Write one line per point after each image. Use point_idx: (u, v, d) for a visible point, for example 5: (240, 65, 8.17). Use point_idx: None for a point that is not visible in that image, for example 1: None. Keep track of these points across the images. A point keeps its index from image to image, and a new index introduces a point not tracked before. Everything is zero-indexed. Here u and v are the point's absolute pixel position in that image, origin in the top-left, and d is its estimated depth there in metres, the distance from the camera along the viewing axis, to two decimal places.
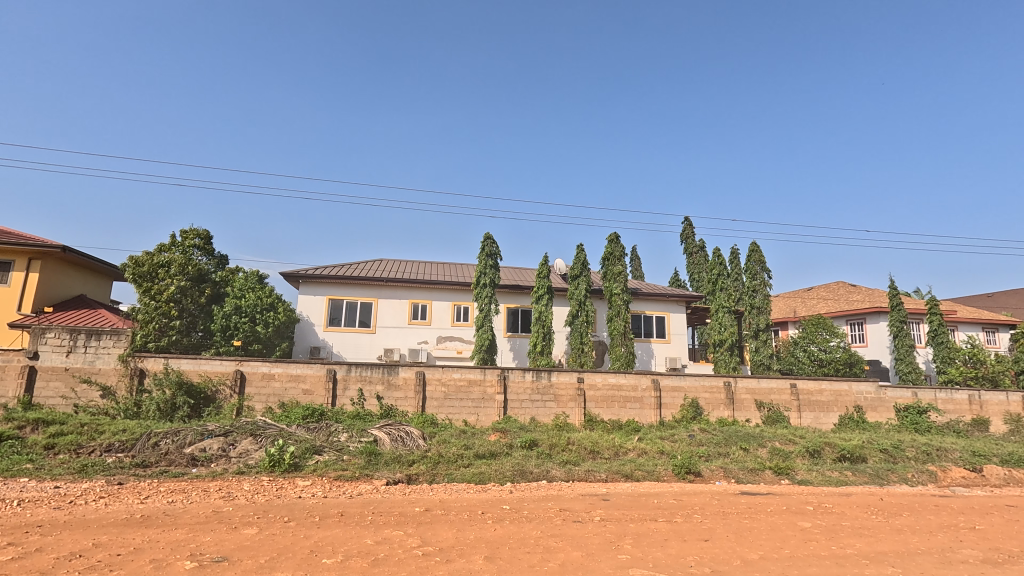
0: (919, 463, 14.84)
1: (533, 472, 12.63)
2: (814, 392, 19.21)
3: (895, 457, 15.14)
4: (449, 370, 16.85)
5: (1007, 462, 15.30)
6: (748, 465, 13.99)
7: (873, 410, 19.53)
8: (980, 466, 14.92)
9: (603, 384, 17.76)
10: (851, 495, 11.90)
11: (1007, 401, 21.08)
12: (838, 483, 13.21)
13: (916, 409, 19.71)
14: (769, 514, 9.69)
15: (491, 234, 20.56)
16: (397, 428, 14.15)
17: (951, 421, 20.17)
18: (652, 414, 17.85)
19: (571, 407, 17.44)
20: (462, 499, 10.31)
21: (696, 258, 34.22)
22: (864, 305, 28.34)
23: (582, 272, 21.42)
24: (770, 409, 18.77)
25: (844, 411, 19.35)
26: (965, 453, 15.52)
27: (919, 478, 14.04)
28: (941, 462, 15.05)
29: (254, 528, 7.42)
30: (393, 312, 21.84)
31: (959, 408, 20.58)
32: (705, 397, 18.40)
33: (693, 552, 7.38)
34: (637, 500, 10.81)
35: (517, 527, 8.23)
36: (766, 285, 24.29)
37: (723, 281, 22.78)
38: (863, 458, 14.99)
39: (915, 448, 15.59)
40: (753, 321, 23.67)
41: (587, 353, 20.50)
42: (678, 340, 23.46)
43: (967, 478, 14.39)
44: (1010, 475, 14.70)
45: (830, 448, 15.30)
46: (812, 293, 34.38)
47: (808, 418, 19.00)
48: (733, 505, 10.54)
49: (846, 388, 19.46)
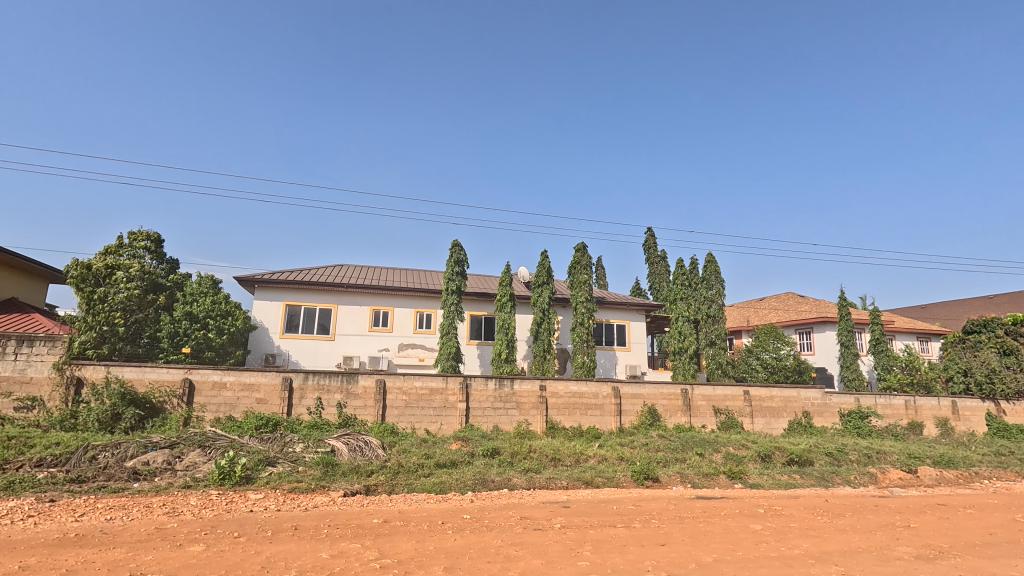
0: (861, 465, 15.66)
1: (495, 481, 12.57)
2: (766, 399, 19.98)
3: (839, 460, 15.93)
4: (411, 378, 16.61)
5: (940, 463, 16.32)
6: (703, 469, 14.39)
7: (819, 415, 20.50)
8: (915, 467, 15.84)
9: (565, 392, 17.92)
10: (799, 497, 12.43)
11: (938, 405, 22.53)
12: (787, 486, 13.77)
13: (858, 413, 20.86)
14: (722, 517, 10.00)
15: (459, 241, 20.44)
16: (356, 437, 13.82)
17: (890, 425, 21.34)
18: (612, 421, 18.13)
19: (533, 415, 17.51)
20: (421, 509, 10.14)
21: (656, 268, 35.13)
22: (811, 315, 29.79)
23: (547, 281, 21.60)
24: (725, 415, 19.37)
25: (793, 416, 20.20)
26: (902, 456, 16.49)
27: (861, 479, 14.81)
28: (881, 464, 15.91)
29: (201, 545, 7.06)
30: (354, 319, 21.38)
31: (897, 412, 21.86)
32: (663, 404, 18.83)
33: (650, 556, 7.51)
34: (596, 507, 10.91)
35: (478, 537, 8.17)
36: (720, 296, 25.28)
37: (683, 291, 23.48)
38: (811, 461, 15.69)
39: (858, 451, 16.49)
40: (709, 331, 24.45)
41: (551, 360, 20.70)
42: (637, 348, 23.95)
43: (903, 478, 15.25)
44: (942, 475, 15.65)
45: (780, 453, 15.96)
46: (764, 303, 35.95)
47: (760, 423, 19.74)
48: (689, 509, 10.80)
49: (795, 395, 20.34)
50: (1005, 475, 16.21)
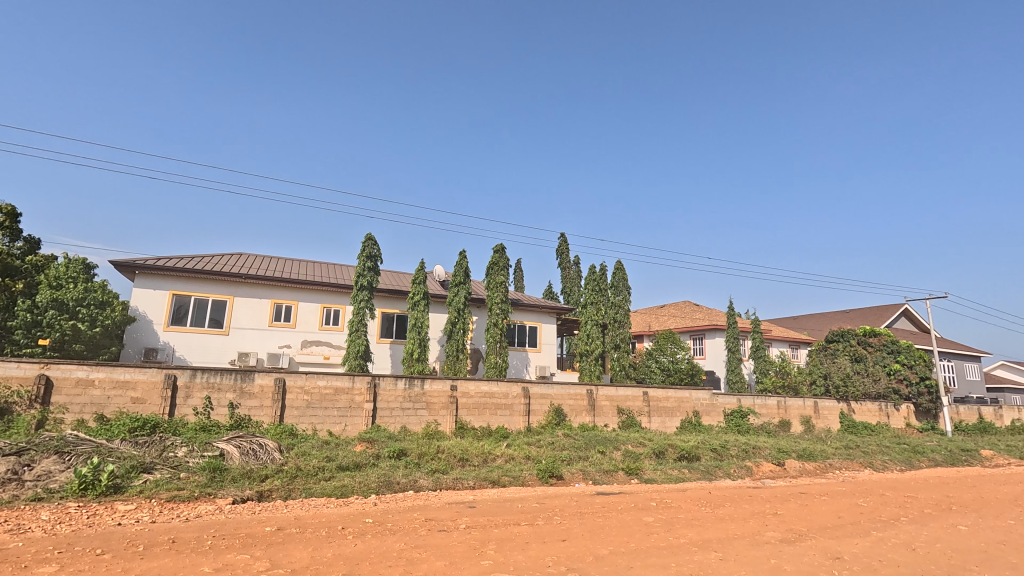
0: (739, 459, 17.36)
1: (400, 483, 12.28)
2: (662, 399, 21.44)
3: (722, 455, 17.51)
4: (314, 377, 15.76)
5: (802, 456, 18.52)
6: (603, 466, 15.12)
7: (707, 414, 22.39)
8: (783, 460, 17.86)
9: (476, 392, 17.97)
10: (687, 490, 13.49)
11: (804, 405, 25.55)
12: (677, 480, 14.88)
13: (738, 413, 23.10)
14: (618, 511, 10.58)
15: (372, 235, 19.71)
16: (250, 440, 12.84)
17: (765, 423, 23.83)
18: (520, 421, 18.48)
19: (442, 415, 17.36)
20: (320, 514, 9.65)
21: (568, 273, 36.39)
22: (704, 322, 32.47)
23: (464, 281, 21.53)
24: (625, 414, 20.51)
25: (685, 415, 21.86)
26: (773, 450, 18.50)
27: (739, 472, 16.40)
28: (755, 458, 17.73)
29: (53, 566, 6.17)
30: (252, 313, 19.87)
31: (770, 411, 24.45)
32: (570, 404, 19.53)
33: (551, 552, 7.76)
34: (501, 506, 11.07)
35: (380, 541, 7.94)
36: (627, 301, 26.82)
37: (593, 296, 24.56)
38: (698, 457, 17.10)
39: (737, 447, 18.24)
40: (614, 335, 25.64)
41: (463, 361, 20.67)
42: (548, 349, 24.62)
43: (773, 470, 17.11)
44: (804, 467, 17.77)
45: (672, 449, 17.21)
46: (664, 310, 38.58)
47: (656, 421, 21.13)
48: (588, 505, 11.30)
49: (687, 396, 22.03)
50: (852, 466, 18.77)
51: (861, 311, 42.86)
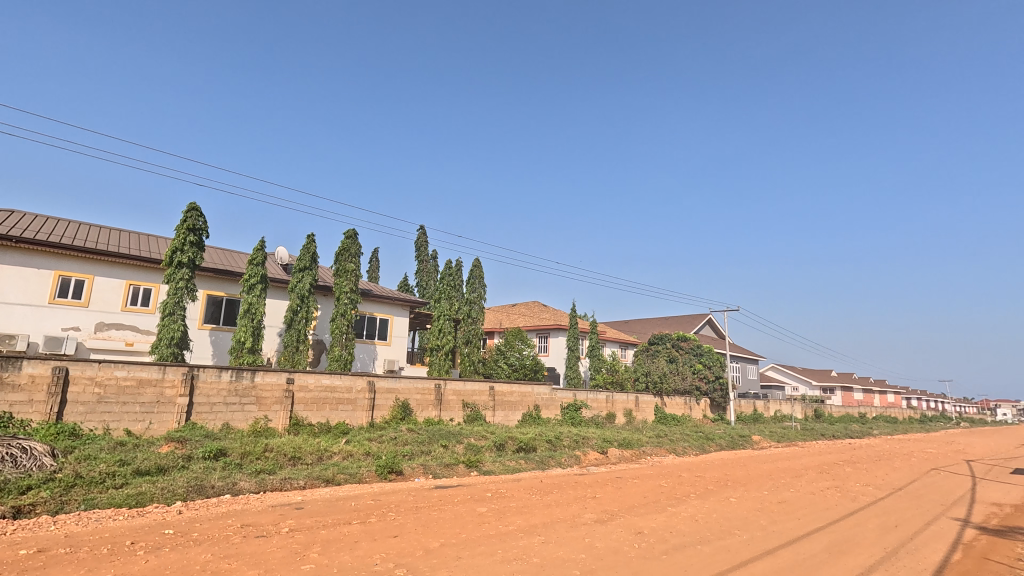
0: (570, 449, 18.89)
1: (215, 487, 10.93)
2: (506, 394, 22.38)
3: (556, 446, 18.89)
4: (110, 367, 13.28)
5: (622, 445, 20.82)
6: (445, 460, 15.25)
7: (546, 408, 23.96)
8: (606, 449, 19.89)
9: (315, 386, 16.79)
10: (521, 479, 14.27)
11: (627, 399, 28.80)
12: (513, 471, 15.63)
13: (573, 406, 25.11)
14: (454, 504, 10.75)
15: (198, 205, 17.19)
16: (7, 444, 10.29)
17: (595, 415, 26.29)
18: (363, 416, 17.74)
19: (274, 411, 15.89)
20: (103, 529, 8.13)
21: (425, 266, 36.02)
22: (549, 322, 34.70)
23: (310, 266, 19.95)
24: (471, 408, 20.95)
25: (526, 409, 23.10)
26: (598, 440, 20.50)
27: (569, 461, 17.83)
28: (583, 447, 19.46)
29: None
30: (24, 286, 16.01)
31: (600, 405, 27.06)
32: (416, 398, 19.34)
33: (380, 549, 7.57)
34: (333, 506, 10.49)
35: (180, 555, 6.96)
36: (481, 299, 27.42)
37: (447, 291, 24.64)
38: (534, 448, 18.20)
39: (569, 437, 19.83)
40: (466, 331, 25.82)
41: (303, 352, 19.19)
42: (398, 343, 24.07)
43: (597, 458, 18.95)
44: (622, 454, 19.99)
45: (512, 442, 18.05)
46: (515, 309, 40.33)
47: (499, 415, 21.97)
48: (425, 499, 11.29)
49: (529, 391, 23.32)
50: (660, 452, 21.65)
51: (677, 318, 49.68)
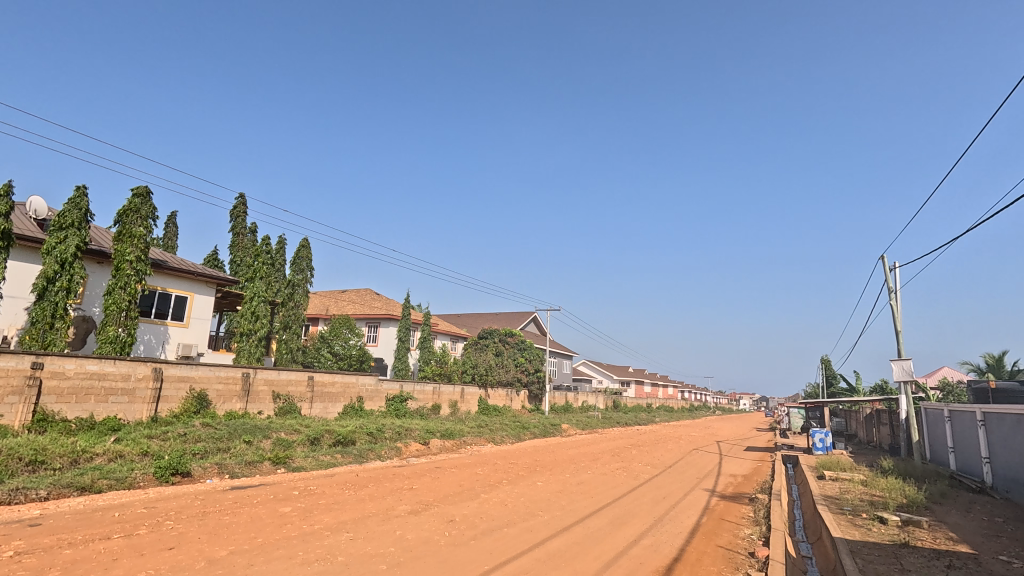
0: (391, 441, 18.48)
1: None
2: (327, 384, 21.01)
3: (376, 438, 18.31)
4: None
5: (444, 435, 21.10)
6: (247, 458, 13.63)
7: (370, 399, 23.11)
8: (428, 440, 19.94)
9: (75, 373, 13.57)
10: (335, 475, 13.47)
11: (453, 391, 29.35)
12: (327, 466, 14.67)
13: (399, 398, 24.64)
14: (252, 506, 9.64)
15: None
16: None
17: (420, 406, 26.18)
18: (143, 410, 14.90)
19: (8, 404, 12.44)
20: None
21: (241, 240, 31.90)
22: (380, 311, 33.56)
23: (77, 225, 16.03)
24: (284, 401, 19.09)
25: (348, 401, 21.94)
26: (421, 431, 20.45)
27: (388, 453, 17.39)
28: (405, 439, 19.23)
29: None
30: None
31: (426, 397, 27.07)
32: (217, 389, 16.97)
33: (148, 566, 6.39)
34: (88, 518, 8.57)
35: None
36: (306, 282, 25.18)
37: (265, 270, 22.09)
38: (352, 441, 17.38)
39: (391, 429, 19.40)
40: (285, 315, 23.37)
41: (59, 331, 15.37)
42: (198, 326, 20.84)
43: (419, 450, 18.88)
44: (444, 444, 20.24)
45: (328, 435, 16.96)
46: (344, 294, 38.06)
47: (317, 408, 20.48)
48: (216, 503, 9.91)
49: (353, 381, 22.24)
50: (480, 441, 22.49)
51: (506, 314, 52.28)
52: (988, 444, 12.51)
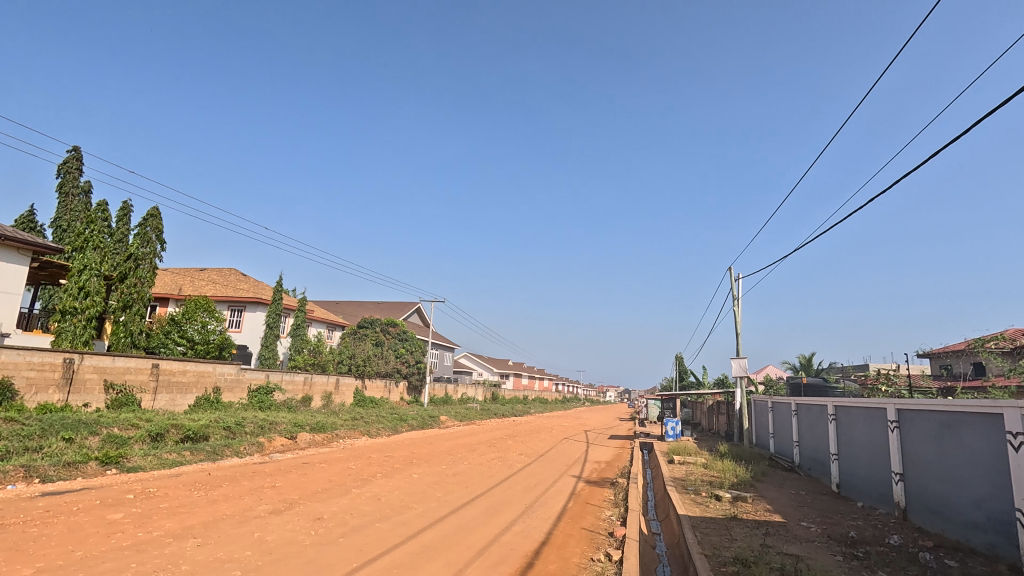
0: (252, 436, 16.91)
1: None
2: (176, 373, 18.60)
3: (235, 433, 16.62)
4: None
5: (314, 429, 19.86)
6: (65, 458, 11.52)
7: (229, 391, 20.94)
8: (296, 434, 18.60)
9: None
10: (182, 474, 11.97)
11: (327, 381, 27.78)
12: (172, 465, 12.97)
13: (264, 389, 22.66)
14: (70, 514, 8.17)
15: None
16: None
17: (288, 398, 24.33)
18: None
19: None
20: None
21: (71, 202, 26.85)
22: (247, 293, 30.51)
23: None
24: (119, 392, 16.47)
25: (202, 392, 19.65)
26: (288, 425, 19.01)
27: (249, 449, 15.88)
28: (269, 434, 17.73)
29: None
30: None
31: (296, 387, 25.25)
32: (27, 376, 14.16)
33: None
34: None
35: None
36: (156, 257, 21.10)
37: (97, 239, 18.59)
38: (205, 437, 15.58)
39: (253, 423, 17.75)
40: (125, 292, 19.74)
41: None
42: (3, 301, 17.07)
43: (284, 445, 17.54)
44: (314, 439, 19.03)
45: (174, 430, 15.00)
46: (203, 273, 33.93)
47: (162, 400, 18.04)
48: (19, 513, 8.23)
49: (209, 370, 19.99)
50: (354, 434, 21.55)
51: (388, 303, 50.66)
52: (798, 430, 14.97)
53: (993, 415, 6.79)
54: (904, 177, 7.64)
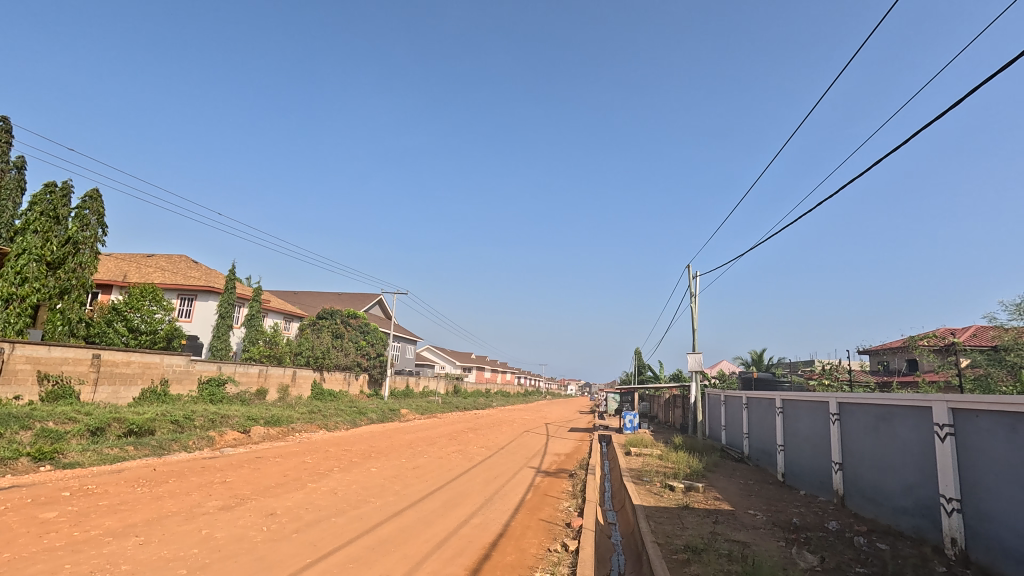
0: (202, 430, 16.25)
1: None
2: (120, 364, 17.67)
3: (183, 427, 15.91)
4: None
5: (269, 423, 19.25)
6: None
7: (177, 382, 20.06)
8: (249, 428, 17.99)
9: None
10: (124, 470, 11.38)
11: (284, 373, 26.96)
12: (113, 461, 12.32)
13: (216, 381, 21.79)
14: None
15: None
16: None
17: (241, 391, 23.47)
18: None
19: None
20: None
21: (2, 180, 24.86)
22: (198, 281, 29.20)
23: None
24: (55, 383, 15.47)
25: (148, 384, 18.72)
26: (241, 418, 18.35)
27: (198, 444, 15.26)
28: (221, 427, 17.09)
29: None
30: None
31: (250, 380, 24.42)
32: None
33: None
34: None
35: None
36: (97, 243, 19.76)
37: (39, 223, 17.82)
38: (150, 431, 14.86)
39: (204, 417, 17.06)
40: (63, 278, 18.40)
41: None
42: None
43: (236, 439, 16.94)
44: (268, 433, 18.47)
45: (116, 424, 14.24)
46: (150, 259, 32.19)
47: (104, 392, 17.08)
48: None
49: (156, 361, 19.09)
50: (310, 428, 21.05)
51: (349, 294, 49.54)
52: (748, 422, 15.61)
53: (922, 409, 7.27)
54: (848, 184, 8.01)
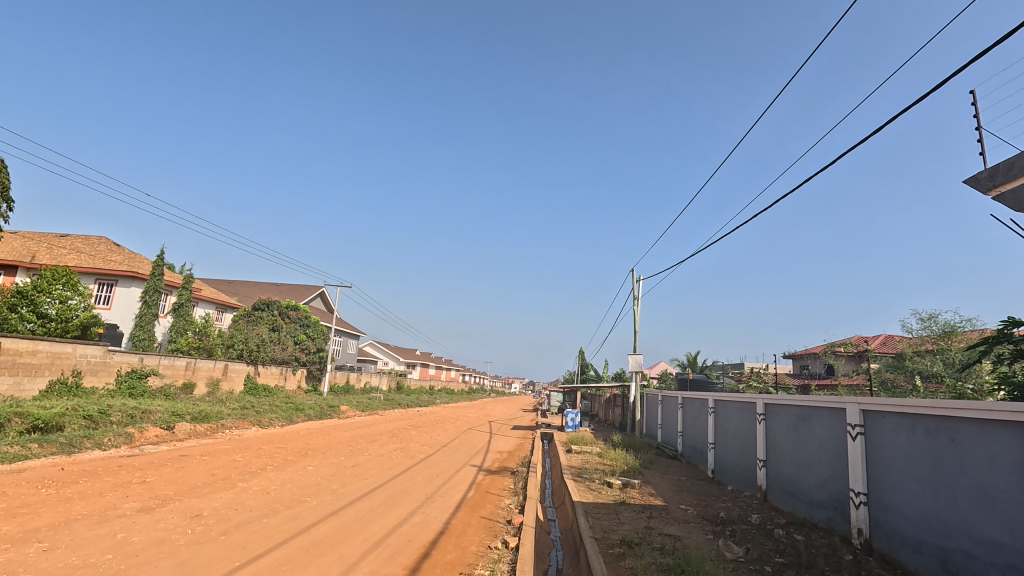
0: (120, 426, 15.09)
1: None
2: (24, 354, 16.10)
3: (97, 423, 14.67)
4: None
5: (196, 418, 18.11)
6: None
7: (91, 375, 18.48)
8: (173, 424, 16.89)
9: None
10: (27, 470, 10.38)
11: (213, 366, 25.47)
12: (14, 458, 11.21)
13: (137, 374, 20.31)
14: None
15: None
16: None
17: (165, 384, 22.00)
18: None
19: None
20: None
21: None
22: (119, 266, 27.02)
23: None
24: None
25: (57, 375, 17.13)
26: (165, 414, 17.18)
27: (114, 441, 14.14)
28: (141, 424, 15.93)
29: None
30: None
31: (175, 372, 22.93)
32: None
33: None
34: None
35: None
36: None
37: None
38: (59, 427, 13.64)
39: (122, 412, 15.83)
40: None
41: None
42: None
43: (158, 435, 15.87)
44: (194, 429, 17.38)
45: (17, 419, 12.97)
46: (64, 240, 29.49)
47: (4, 383, 15.49)
48: None
49: (67, 351, 17.53)
50: (241, 424, 20.03)
51: (288, 286, 47.51)
52: (683, 421, 16.30)
53: (837, 409, 7.90)
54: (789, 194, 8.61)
